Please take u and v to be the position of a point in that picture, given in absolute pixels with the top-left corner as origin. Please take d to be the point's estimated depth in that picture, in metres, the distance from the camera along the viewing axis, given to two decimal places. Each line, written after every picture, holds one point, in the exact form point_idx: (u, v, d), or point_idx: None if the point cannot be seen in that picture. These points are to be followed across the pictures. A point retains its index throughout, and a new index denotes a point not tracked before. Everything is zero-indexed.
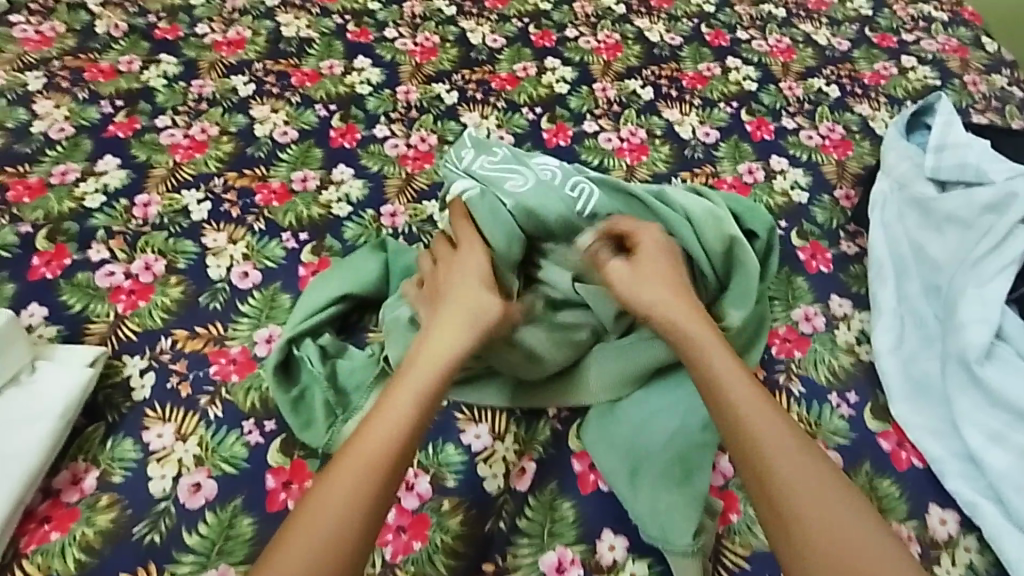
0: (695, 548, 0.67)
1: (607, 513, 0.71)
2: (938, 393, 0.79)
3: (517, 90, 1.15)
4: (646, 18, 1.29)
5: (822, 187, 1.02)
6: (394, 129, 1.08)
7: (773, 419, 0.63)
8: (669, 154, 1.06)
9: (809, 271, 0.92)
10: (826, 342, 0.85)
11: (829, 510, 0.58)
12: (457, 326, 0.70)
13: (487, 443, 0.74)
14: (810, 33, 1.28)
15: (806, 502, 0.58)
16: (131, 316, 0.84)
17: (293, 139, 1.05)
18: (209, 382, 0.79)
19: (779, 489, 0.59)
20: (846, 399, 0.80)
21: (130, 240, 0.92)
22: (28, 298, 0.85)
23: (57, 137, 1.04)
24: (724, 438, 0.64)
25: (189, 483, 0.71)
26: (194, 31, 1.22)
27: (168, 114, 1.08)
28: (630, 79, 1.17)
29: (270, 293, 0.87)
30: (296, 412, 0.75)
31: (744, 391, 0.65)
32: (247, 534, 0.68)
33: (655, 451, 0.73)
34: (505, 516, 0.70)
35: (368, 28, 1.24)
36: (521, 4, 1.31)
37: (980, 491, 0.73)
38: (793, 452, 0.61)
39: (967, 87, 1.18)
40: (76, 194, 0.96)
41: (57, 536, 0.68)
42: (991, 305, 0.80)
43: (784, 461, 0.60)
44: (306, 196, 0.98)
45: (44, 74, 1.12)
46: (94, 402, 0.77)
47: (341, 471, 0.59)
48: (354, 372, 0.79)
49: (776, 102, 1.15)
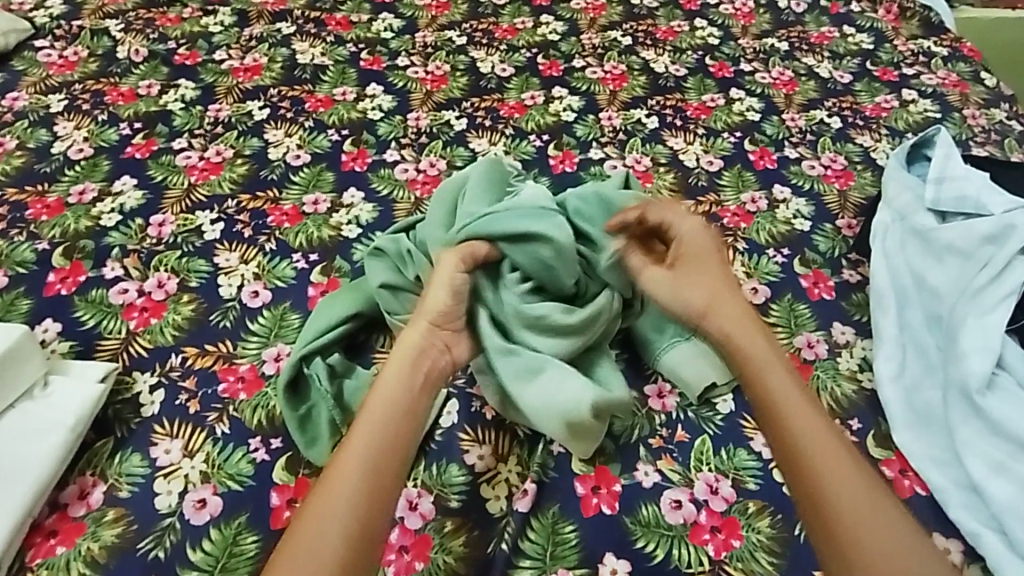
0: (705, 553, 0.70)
1: (608, 537, 0.71)
2: (940, 423, 0.79)
3: (524, 118, 1.17)
4: (651, 50, 1.32)
5: (824, 217, 1.03)
6: (404, 154, 1.10)
7: (809, 416, 0.70)
8: (673, 182, 1.08)
9: (812, 298, 0.93)
10: (828, 369, 0.86)
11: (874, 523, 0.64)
12: (401, 364, 0.71)
13: (490, 464, 0.75)
14: (812, 66, 1.31)
15: (863, 509, 0.64)
16: (143, 333, 0.86)
17: (305, 162, 1.08)
18: (217, 400, 0.80)
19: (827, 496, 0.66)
20: (849, 426, 0.80)
21: (145, 258, 0.94)
22: (44, 314, 0.87)
23: (76, 157, 1.07)
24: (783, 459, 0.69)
25: (195, 499, 0.72)
26: (212, 57, 1.25)
27: (185, 137, 1.11)
28: (635, 109, 1.20)
29: (279, 311, 0.89)
30: (303, 430, 0.76)
31: (800, 413, 0.70)
32: (251, 551, 0.69)
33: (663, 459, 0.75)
34: (507, 537, 0.70)
35: (381, 57, 1.28)
36: (531, 35, 1.34)
37: (982, 521, 0.72)
38: (841, 460, 0.67)
39: (967, 120, 1.21)
40: (94, 213, 0.99)
41: (63, 550, 0.68)
42: (991, 334, 0.80)
43: (839, 486, 0.66)
44: (317, 218, 1.00)
45: (66, 97, 1.16)
46: (104, 417, 0.78)
47: (320, 506, 0.62)
48: (359, 391, 0.80)
49: (779, 132, 1.17)
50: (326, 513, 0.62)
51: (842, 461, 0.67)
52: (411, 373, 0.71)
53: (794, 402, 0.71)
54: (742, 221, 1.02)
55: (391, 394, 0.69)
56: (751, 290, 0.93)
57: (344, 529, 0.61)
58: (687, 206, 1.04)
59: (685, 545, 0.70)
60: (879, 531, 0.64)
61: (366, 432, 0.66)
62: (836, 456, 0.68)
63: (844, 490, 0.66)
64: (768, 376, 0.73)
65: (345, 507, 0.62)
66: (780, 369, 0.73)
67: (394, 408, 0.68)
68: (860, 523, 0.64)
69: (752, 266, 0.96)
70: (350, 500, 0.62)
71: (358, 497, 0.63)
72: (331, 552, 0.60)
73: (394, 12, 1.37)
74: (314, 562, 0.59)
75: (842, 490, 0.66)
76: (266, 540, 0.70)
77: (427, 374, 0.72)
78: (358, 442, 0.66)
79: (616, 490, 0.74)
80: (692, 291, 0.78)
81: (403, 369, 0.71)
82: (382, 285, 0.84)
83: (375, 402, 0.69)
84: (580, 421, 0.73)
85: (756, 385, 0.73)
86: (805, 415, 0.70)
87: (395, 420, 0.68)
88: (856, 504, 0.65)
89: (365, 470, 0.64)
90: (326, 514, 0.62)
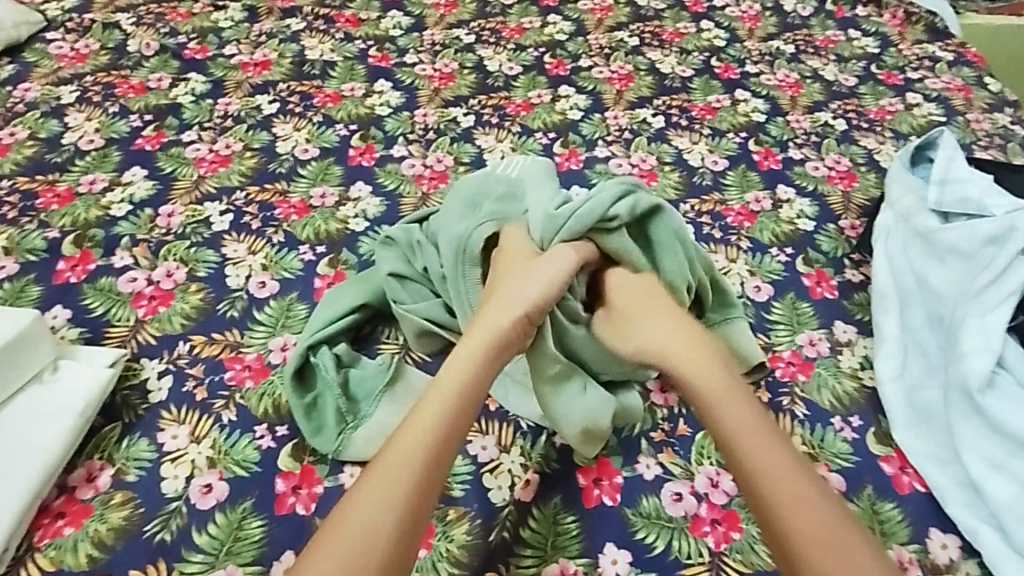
0: (709, 550, 0.70)
1: (610, 528, 0.71)
2: (941, 422, 0.80)
3: (531, 116, 1.18)
4: (658, 51, 1.33)
5: (827, 217, 1.04)
6: (411, 149, 1.11)
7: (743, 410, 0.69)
8: (678, 181, 1.09)
9: (814, 296, 0.94)
10: (829, 366, 0.86)
11: (806, 511, 0.61)
12: (466, 355, 0.72)
13: (493, 455, 0.76)
14: (817, 68, 1.32)
15: (791, 496, 0.62)
16: (152, 321, 0.87)
17: (313, 157, 1.09)
18: (224, 387, 0.81)
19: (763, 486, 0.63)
20: (849, 423, 0.81)
21: (154, 248, 0.95)
22: (54, 301, 0.88)
23: (87, 147, 1.08)
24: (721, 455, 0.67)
25: (201, 484, 0.73)
26: (222, 52, 1.27)
27: (195, 130, 1.12)
28: (641, 109, 1.21)
29: (287, 302, 0.90)
30: (309, 418, 0.77)
31: (737, 412, 0.68)
32: (255, 536, 0.69)
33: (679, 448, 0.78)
34: (510, 527, 0.71)
35: (390, 54, 1.29)
36: (538, 35, 1.35)
37: (981, 518, 0.73)
38: (772, 452, 0.65)
39: (971, 124, 1.21)
40: (103, 203, 1.00)
41: (71, 531, 0.69)
42: (993, 334, 0.80)
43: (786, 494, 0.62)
44: (325, 211, 1.01)
45: (78, 89, 1.17)
46: (112, 402, 0.79)
47: (372, 480, 0.62)
48: (365, 380, 0.81)
49: (783, 134, 1.18)
50: (378, 493, 0.61)
51: (774, 453, 0.66)
52: (485, 360, 0.72)
53: (726, 396, 0.70)
54: (746, 221, 1.02)
55: (458, 377, 0.70)
56: (754, 288, 0.94)
57: (400, 505, 0.61)
58: (691, 205, 1.05)
59: (685, 537, 0.71)
60: (849, 544, 0.59)
61: (424, 416, 0.67)
62: (770, 451, 0.65)
63: (776, 482, 0.63)
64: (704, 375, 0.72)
65: (402, 486, 0.62)
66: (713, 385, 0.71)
67: (457, 398, 0.68)
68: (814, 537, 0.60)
69: (756, 265, 0.97)
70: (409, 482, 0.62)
71: (413, 480, 0.63)
72: (379, 533, 0.59)
73: (403, 10, 1.38)
74: (366, 535, 0.59)
75: (787, 483, 0.63)
76: (271, 525, 0.70)
77: (492, 358, 0.73)
78: (420, 427, 0.66)
79: (618, 482, 0.75)
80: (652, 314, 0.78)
81: (476, 348, 0.73)
82: (391, 273, 0.86)
83: (438, 387, 0.69)
84: (599, 428, 0.75)
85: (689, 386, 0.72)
86: (743, 423, 0.67)
87: (452, 406, 0.68)
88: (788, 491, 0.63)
89: (427, 454, 0.64)
90: (376, 492, 0.61)
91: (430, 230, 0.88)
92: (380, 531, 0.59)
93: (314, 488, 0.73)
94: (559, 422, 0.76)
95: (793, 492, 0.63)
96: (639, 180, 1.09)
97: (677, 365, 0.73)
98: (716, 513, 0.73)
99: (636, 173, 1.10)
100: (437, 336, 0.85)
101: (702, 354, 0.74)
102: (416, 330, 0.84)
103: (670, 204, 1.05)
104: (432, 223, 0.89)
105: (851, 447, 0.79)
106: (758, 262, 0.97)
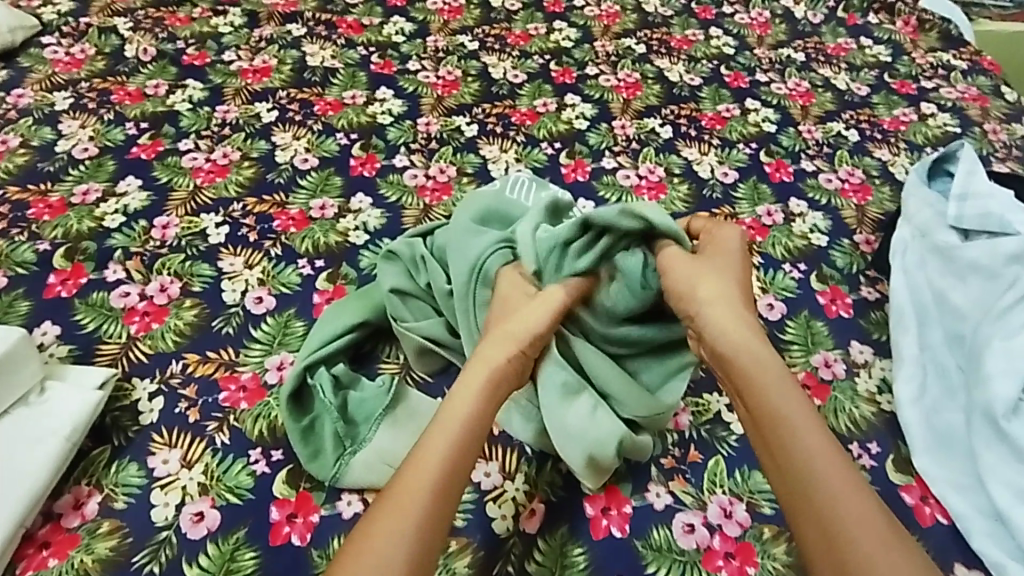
0: None
1: (618, 561, 0.68)
2: (963, 448, 0.77)
3: (536, 125, 1.15)
4: (666, 59, 1.30)
5: (842, 232, 1.01)
6: (414, 159, 1.08)
7: (798, 402, 0.68)
8: (687, 194, 1.06)
9: (829, 315, 0.90)
10: (845, 390, 0.83)
11: (852, 501, 0.61)
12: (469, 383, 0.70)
13: (497, 482, 0.73)
14: (829, 77, 1.29)
15: (838, 488, 0.62)
16: (144, 338, 0.84)
17: (313, 166, 1.06)
18: (218, 409, 0.78)
19: (802, 474, 0.64)
20: (868, 449, 0.78)
21: (148, 261, 0.92)
22: (43, 316, 0.85)
23: (81, 156, 1.05)
24: (763, 439, 0.67)
25: (192, 512, 0.70)
26: (221, 57, 1.24)
27: (191, 138, 1.09)
28: (649, 118, 1.18)
29: (284, 318, 0.87)
30: (305, 443, 0.74)
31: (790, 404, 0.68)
32: (249, 567, 0.66)
33: (692, 478, 0.74)
34: (514, 560, 0.68)
35: (392, 61, 1.26)
36: (543, 42, 1.32)
37: (1008, 551, 0.70)
38: (823, 445, 0.65)
39: (987, 135, 1.18)
40: (97, 214, 0.97)
41: (55, 562, 0.66)
42: (1019, 357, 0.77)
43: (849, 505, 0.61)
44: (324, 223, 0.98)
45: (72, 95, 1.15)
46: (101, 424, 0.76)
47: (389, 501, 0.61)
48: (364, 402, 0.78)
49: (795, 145, 1.15)
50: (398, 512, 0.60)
51: (817, 443, 0.65)
52: (489, 388, 0.70)
53: (778, 388, 0.69)
54: (757, 235, 1.00)
55: (463, 406, 0.68)
56: (767, 305, 0.91)
57: (417, 525, 0.60)
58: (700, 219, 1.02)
59: (697, 571, 0.68)
60: (889, 547, 0.59)
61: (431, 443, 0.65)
62: (815, 441, 0.65)
63: (825, 473, 0.63)
64: (761, 368, 0.71)
65: (417, 510, 0.61)
66: (787, 383, 0.69)
67: (461, 425, 0.67)
68: (877, 548, 0.59)
69: (768, 282, 0.94)
70: (427, 510, 0.61)
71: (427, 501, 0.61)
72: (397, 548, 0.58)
73: (405, 16, 1.36)
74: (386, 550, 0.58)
75: (829, 473, 0.63)
76: (264, 557, 0.67)
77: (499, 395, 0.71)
78: (428, 454, 0.64)
79: (627, 512, 0.72)
80: (705, 282, 0.75)
81: (477, 380, 0.71)
82: (392, 289, 0.83)
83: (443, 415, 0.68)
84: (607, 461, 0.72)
85: (737, 375, 0.71)
86: (795, 411, 0.67)
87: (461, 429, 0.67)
88: (831, 479, 0.63)
89: (439, 478, 0.63)
90: (393, 518, 0.60)
91: (434, 245, 0.86)
92: (395, 552, 0.58)
93: (310, 516, 0.70)
94: (560, 445, 0.72)
95: (831, 484, 0.63)
96: (647, 192, 1.06)
97: (743, 353, 0.72)
98: (730, 546, 0.69)
99: (644, 185, 1.07)
100: (436, 355, 0.82)
101: (758, 349, 0.72)
102: (415, 350, 0.81)
103: (679, 217, 1.02)
104: (437, 239, 0.86)
105: (870, 475, 0.76)
106: (771, 278, 0.94)
